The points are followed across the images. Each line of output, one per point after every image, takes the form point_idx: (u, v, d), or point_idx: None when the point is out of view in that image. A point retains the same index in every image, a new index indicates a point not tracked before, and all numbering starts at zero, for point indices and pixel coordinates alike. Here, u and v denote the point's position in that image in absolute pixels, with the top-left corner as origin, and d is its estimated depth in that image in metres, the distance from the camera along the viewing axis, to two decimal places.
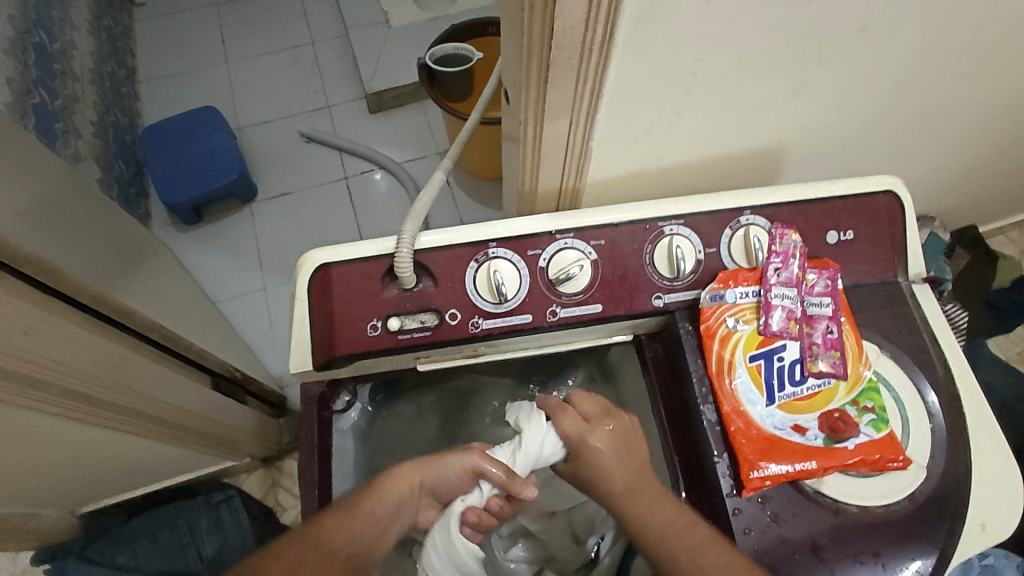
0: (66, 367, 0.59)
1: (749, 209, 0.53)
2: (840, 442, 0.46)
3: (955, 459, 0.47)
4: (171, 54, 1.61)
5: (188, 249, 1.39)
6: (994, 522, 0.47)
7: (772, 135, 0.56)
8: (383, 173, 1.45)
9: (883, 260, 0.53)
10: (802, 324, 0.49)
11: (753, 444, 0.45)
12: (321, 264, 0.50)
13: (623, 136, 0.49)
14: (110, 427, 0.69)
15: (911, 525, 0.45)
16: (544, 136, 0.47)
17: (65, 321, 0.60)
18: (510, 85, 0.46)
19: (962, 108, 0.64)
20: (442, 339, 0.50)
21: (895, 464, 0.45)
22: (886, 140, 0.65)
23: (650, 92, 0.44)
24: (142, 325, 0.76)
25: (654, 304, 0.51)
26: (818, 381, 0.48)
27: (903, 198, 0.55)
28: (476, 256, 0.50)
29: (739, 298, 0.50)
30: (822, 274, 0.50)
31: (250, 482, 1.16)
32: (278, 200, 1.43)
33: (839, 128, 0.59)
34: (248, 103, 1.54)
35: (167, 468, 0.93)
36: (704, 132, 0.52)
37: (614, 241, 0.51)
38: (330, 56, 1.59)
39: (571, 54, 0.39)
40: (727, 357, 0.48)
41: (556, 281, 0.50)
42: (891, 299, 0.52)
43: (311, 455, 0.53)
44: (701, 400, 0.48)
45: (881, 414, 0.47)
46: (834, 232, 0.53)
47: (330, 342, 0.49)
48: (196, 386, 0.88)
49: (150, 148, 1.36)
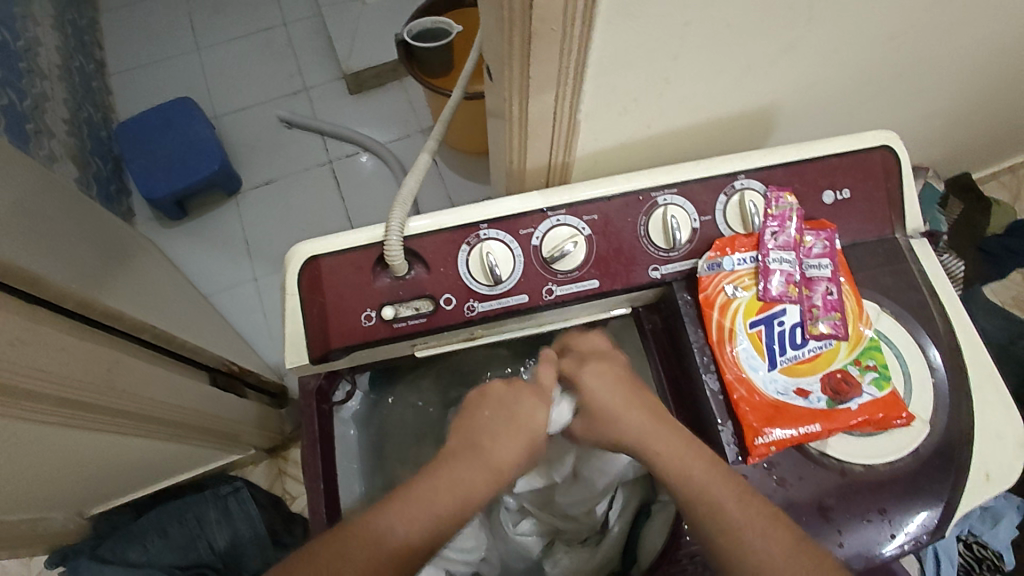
0: (57, 374, 0.58)
1: (743, 172, 0.52)
2: (844, 403, 0.46)
3: (957, 413, 0.47)
4: (140, 44, 1.56)
5: (174, 244, 1.36)
6: (998, 472, 0.47)
7: (764, 95, 0.54)
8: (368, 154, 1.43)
9: (881, 217, 0.52)
10: (801, 288, 0.48)
11: (757, 411, 0.45)
12: (309, 257, 0.49)
13: (611, 107, 0.47)
14: (111, 430, 0.69)
15: (917, 479, 0.46)
16: (529, 112, 0.45)
17: (53, 329, 0.59)
18: (492, 61, 0.44)
19: (954, 55, 0.63)
20: (439, 325, 0.49)
21: (899, 422, 0.45)
22: (878, 92, 0.64)
23: (637, 60, 0.42)
24: (133, 327, 0.74)
25: (650, 276, 0.50)
26: (819, 343, 0.47)
27: (899, 152, 0.54)
28: (467, 239, 0.49)
29: (737, 265, 0.49)
30: (820, 235, 0.50)
31: (256, 473, 1.17)
32: (263, 188, 1.41)
33: (831, 84, 0.58)
34: (224, 91, 1.50)
35: (172, 464, 0.92)
36: (694, 97, 0.50)
37: (607, 214, 0.50)
38: (304, 37, 1.54)
39: (553, 26, 0.37)
40: (727, 326, 0.48)
41: (550, 259, 0.49)
42: (889, 256, 0.51)
43: (314, 450, 0.52)
44: (704, 370, 0.48)
45: (883, 372, 0.47)
46: (831, 191, 0.52)
47: (325, 335, 0.48)
48: (194, 383, 0.87)
49: (127, 143, 1.32)
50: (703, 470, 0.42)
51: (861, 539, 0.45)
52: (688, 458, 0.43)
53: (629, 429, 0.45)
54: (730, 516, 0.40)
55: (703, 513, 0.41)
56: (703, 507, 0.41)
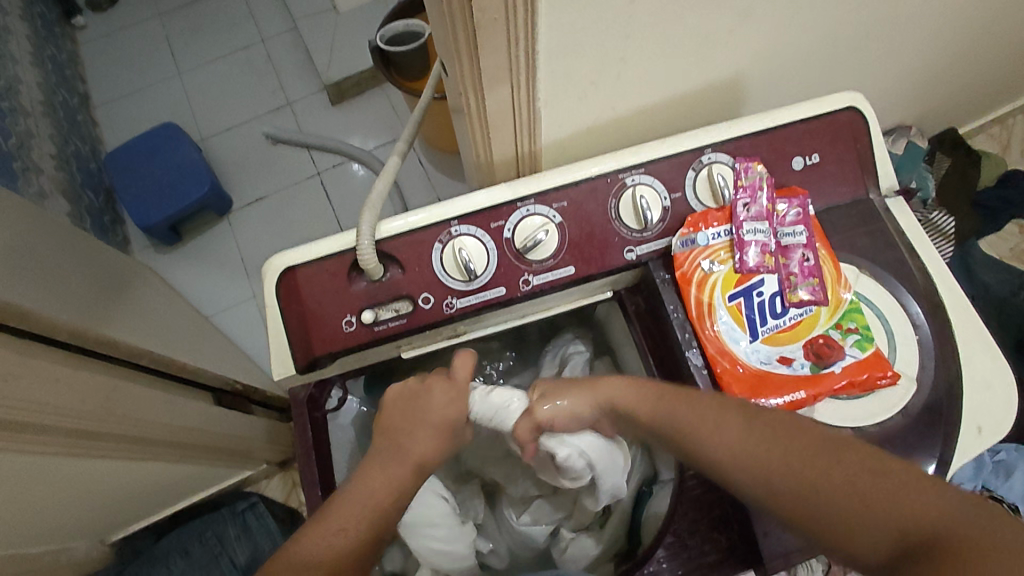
0: (55, 406, 0.59)
1: (710, 146, 0.51)
2: (827, 367, 0.46)
3: (944, 369, 0.47)
4: (122, 73, 1.57)
5: (171, 268, 1.38)
6: (989, 424, 0.47)
7: (728, 66, 0.54)
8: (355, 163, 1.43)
9: (852, 179, 0.52)
10: (778, 257, 0.48)
11: (741, 383, 0.45)
12: (286, 267, 0.49)
13: (571, 92, 0.47)
14: (118, 457, 0.70)
15: (907, 438, 0.45)
16: (487, 104, 0.46)
17: (48, 361, 0.60)
18: (445, 57, 0.44)
19: (921, 9, 0.62)
20: (419, 325, 0.49)
21: (884, 381, 0.45)
22: (848, 54, 0.63)
23: (587, 43, 0.42)
24: (130, 353, 0.75)
25: (626, 258, 0.50)
26: (800, 311, 0.47)
27: (866, 112, 0.53)
28: (439, 237, 0.49)
29: (711, 239, 0.49)
30: (792, 203, 0.49)
31: (271, 486, 1.19)
32: (255, 206, 1.42)
33: (796, 50, 0.57)
34: (208, 113, 1.51)
35: (185, 486, 0.93)
36: (655, 74, 0.50)
37: (577, 200, 0.50)
38: (283, 52, 1.55)
39: (495, 16, 0.37)
40: (706, 301, 0.48)
41: (524, 249, 0.49)
42: (864, 217, 0.51)
43: (309, 459, 0.53)
44: (686, 346, 0.48)
45: (866, 334, 0.47)
46: (800, 157, 0.52)
47: (307, 343, 0.49)
48: (198, 403, 0.88)
49: (116, 173, 1.34)
50: (717, 420, 0.41)
51: None
52: (706, 414, 0.42)
53: (653, 416, 0.44)
54: (749, 453, 0.39)
55: (735, 469, 0.40)
56: (730, 458, 0.40)
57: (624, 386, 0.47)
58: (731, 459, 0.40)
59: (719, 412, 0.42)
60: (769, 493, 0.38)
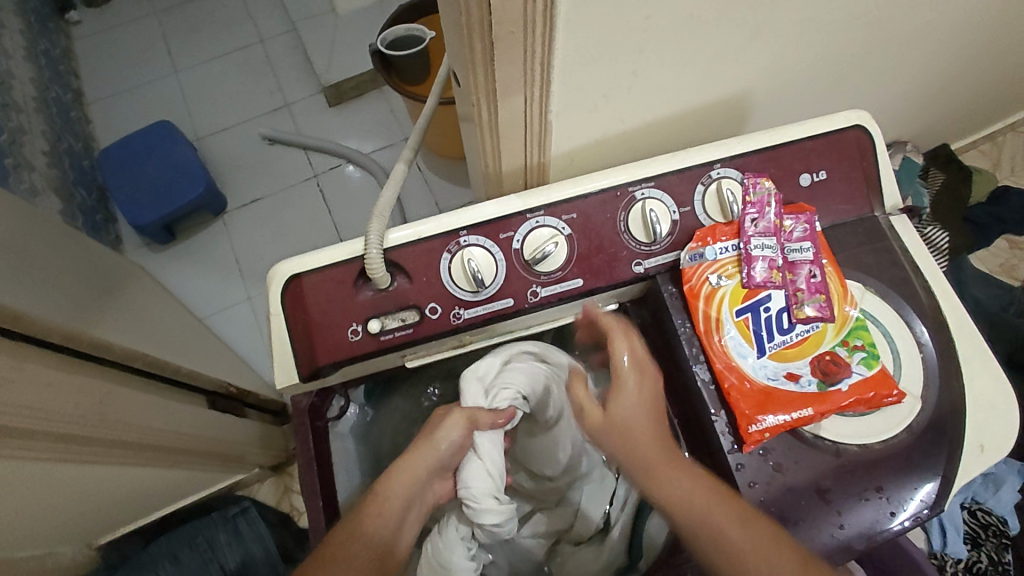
0: (47, 410, 0.58)
1: (719, 161, 0.51)
2: (834, 384, 0.46)
3: (947, 387, 0.48)
4: (117, 70, 1.55)
5: (163, 268, 1.36)
6: (991, 442, 0.47)
7: (735, 82, 0.55)
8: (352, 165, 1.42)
9: (858, 197, 0.52)
10: (785, 273, 0.48)
11: (749, 398, 0.45)
12: (291, 275, 0.49)
13: (582, 105, 0.47)
14: (110, 462, 0.69)
15: (911, 456, 0.46)
16: (499, 115, 0.46)
17: (42, 365, 0.59)
18: (457, 67, 0.44)
19: (924, 29, 0.63)
20: (426, 335, 0.49)
21: (890, 400, 0.46)
22: (852, 71, 0.64)
23: (601, 56, 0.43)
24: (125, 355, 0.74)
25: (634, 271, 0.50)
26: (806, 327, 0.47)
27: (873, 130, 0.53)
28: (448, 247, 0.49)
29: (719, 254, 0.49)
30: (799, 219, 0.50)
31: (263, 491, 1.18)
32: (250, 207, 1.40)
33: (802, 67, 0.58)
34: (203, 112, 1.49)
35: (176, 490, 0.92)
36: (664, 89, 0.51)
37: (586, 213, 0.50)
38: (280, 53, 1.54)
39: (512, 28, 0.37)
40: (714, 316, 0.48)
41: (533, 260, 0.49)
42: (870, 235, 0.51)
43: (310, 467, 0.52)
44: (693, 361, 0.48)
45: (871, 351, 0.47)
46: (807, 174, 0.52)
47: (312, 353, 0.48)
48: (192, 407, 0.87)
49: (109, 171, 1.32)
50: (705, 499, 0.42)
51: (861, 519, 0.45)
52: (693, 486, 0.43)
53: (642, 459, 0.45)
54: (731, 541, 0.40)
55: (705, 541, 0.41)
56: (704, 534, 0.41)
57: (634, 404, 0.48)
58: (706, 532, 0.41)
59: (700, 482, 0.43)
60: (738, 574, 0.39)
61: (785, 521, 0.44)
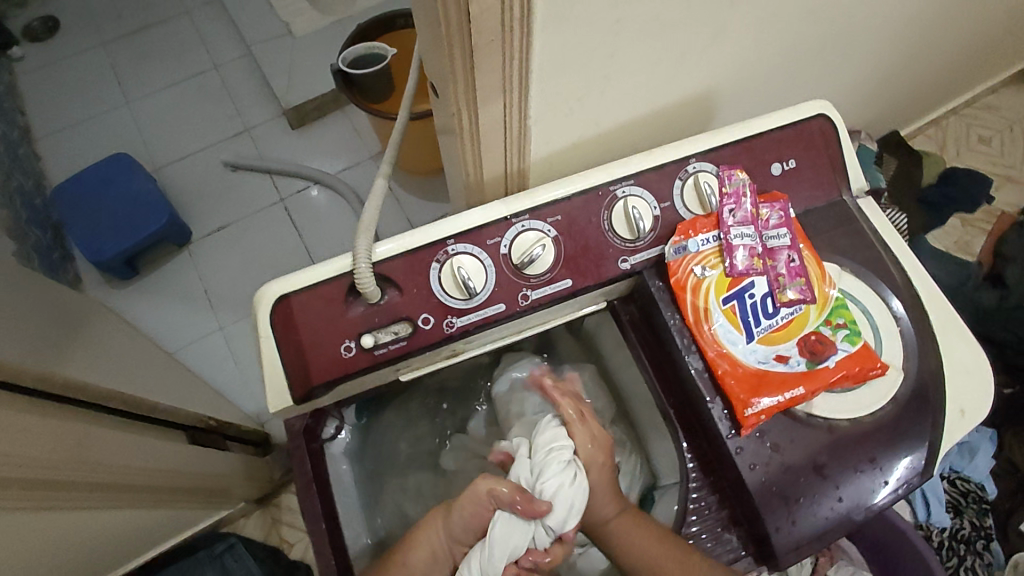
0: (24, 457, 0.55)
1: (695, 156, 0.53)
2: (822, 362, 0.47)
3: (926, 357, 0.50)
4: (65, 104, 1.51)
5: (128, 304, 1.32)
6: (971, 406, 0.49)
7: (702, 81, 0.56)
8: (318, 188, 1.41)
9: (827, 182, 0.54)
10: (765, 259, 0.50)
11: (743, 383, 0.47)
12: (279, 296, 0.48)
13: (559, 109, 0.48)
14: (90, 507, 0.66)
15: (900, 425, 0.48)
16: (480, 124, 0.46)
17: (16, 410, 0.56)
18: (436, 78, 0.45)
19: (870, 22, 0.67)
20: (420, 346, 0.49)
21: (875, 372, 0.47)
22: (808, 66, 0.67)
23: (575, 60, 0.44)
24: (100, 395, 0.71)
25: (621, 268, 0.51)
26: (790, 310, 0.49)
27: (834, 118, 0.56)
28: (436, 256, 0.49)
29: (701, 245, 0.50)
30: (774, 207, 0.51)
31: (250, 526, 1.15)
32: (216, 235, 1.37)
33: (762, 64, 0.60)
34: (160, 142, 1.46)
35: (160, 532, 0.89)
36: (636, 91, 0.52)
37: (570, 213, 0.50)
38: (237, 77, 1.52)
39: (491, 36, 0.38)
40: (702, 306, 0.49)
41: (521, 264, 0.49)
42: (841, 217, 0.54)
43: (309, 491, 0.51)
44: (685, 351, 0.49)
45: (854, 328, 0.49)
46: (777, 163, 0.54)
47: (305, 373, 0.47)
48: (173, 444, 0.84)
49: (65, 208, 1.28)
50: (649, 543, 0.47)
51: (859, 491, 0.46)
52: (639, 532, 0.48)
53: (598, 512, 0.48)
54: None
55: None
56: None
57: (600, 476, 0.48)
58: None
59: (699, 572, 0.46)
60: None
61: (788, 500, 0.46)
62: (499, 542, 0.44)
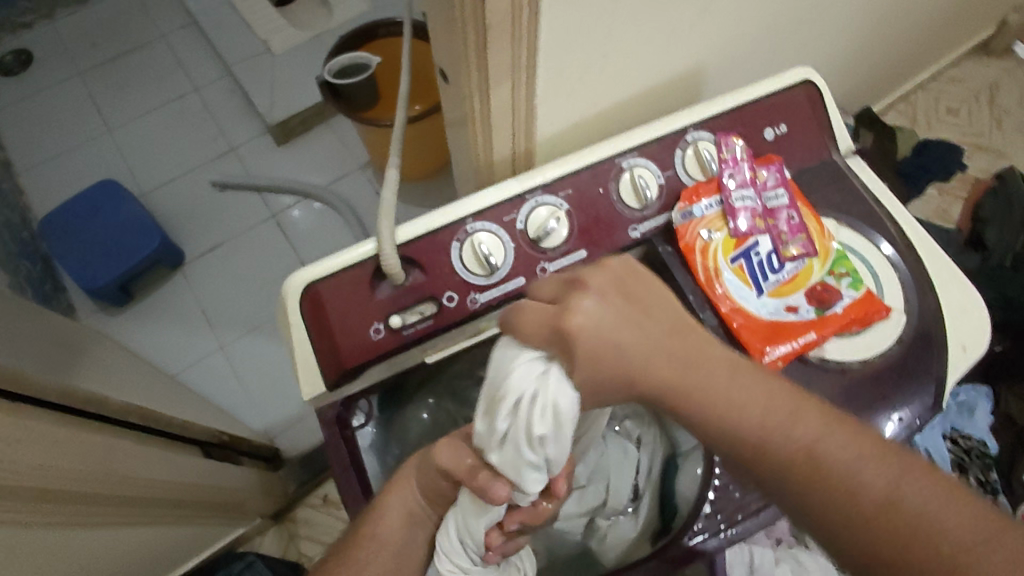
0: (54, 469, 0.56)
1: (693, 125, 0.55)
2: (829, 309, 0.50)
3: (925, 300, 0.53)
4: (45, 137, 1.50)
5: (124, 331, 1.31)
6: (971, 342, 0.52)
7: (692, 56, 0.59)
8: (303, 206, 1.42)
9: (817, 143, 0.57)
10: (767, 219, 0.52)
11: (757, 334, 0.49)
12: (307, 285, 0.49)
13: (563, 88, 0.50)
14: (116, 522, 0.66)
15: (907, 364, 0.50)
16: (491, 106, 0.48)
17: (44, 424, 0.57)
18: (448, 64, 0.47)
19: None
20: (446, 324, 0.50)
21: (879, 316, 0.50)
22: (787, 41, 0.70)
23: (579, 38, 0.46)
24: (118, 411, 0.72)
25: (632, 236, 0.53)
26: (795, 264, 0.51)
27: (819, 82, 0.59)
28: (455, 236, 0.51)
29: (706, 210, 0.53)
30: (771, 169, 0.54)
31: (267, 543, 1.14)
32: (210, 255, 1.37)
33: (746, 39, 0.63)
34: (145, 167, 1.45)
35: (183, 551, 0.88)
36: (632, 69, 0.54)
37: (580, 187, 0.53)
38: (219, 98, 1.53)
39: (503, 16, 0.40)
40: (712, 266, 0.51)
41: (537, 239, 0.51)
42: (833, 175, 0.57)
43: (348, 476, 0.54)
44: (699, 310, 0.51)
45: (856, 276, 0.52)
46: (770, 128, 0.57)
47: (338, 358, 0.49)
48: (191, 457, 0.85)
49: (55, 239, 1.27)
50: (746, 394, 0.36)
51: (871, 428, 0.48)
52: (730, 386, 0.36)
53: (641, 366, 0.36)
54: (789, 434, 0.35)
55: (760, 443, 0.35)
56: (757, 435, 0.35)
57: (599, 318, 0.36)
58: (876, 519, 0.33)
59: (871, 450, 0.34)
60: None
61: None
62: (468, 515, 0.41)
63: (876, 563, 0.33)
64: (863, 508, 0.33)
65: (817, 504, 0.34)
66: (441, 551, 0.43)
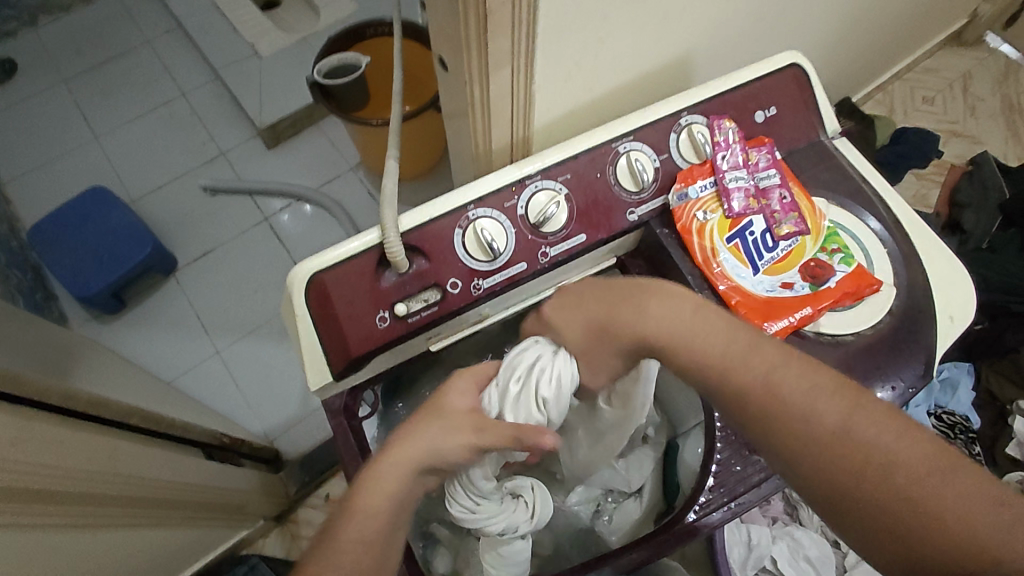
0: (60, 469, 0.56)
1: (686, 110, 0.57)
2: (823, 284, 0.52)
3: (913, 273, 0.54)
4: (31, 145, 1.48)
5: (118, 338, 1.30)
6: (959, 312, 0.53)
7: (682, 44, 0.60)
8: (291, 211, 1.41)
9: (805, 125, 0.59)
10: (760, 199, 0.54)
11: (754, 310, 0.50)
12: (312, 274, 0.49)
13: (559, 73, 0.51)
14: (122, 523, 0.66)
15: (898, 335, 0.52)
16: (490, 92, 0.49)
17: (47, 425, 0.57)
18: (448, 51, 0.48)
19: None
20: (450, 310, 0.51)
21: (871, 290, 0.52)
22: (772, 29, 0.72)
23: (575, 23, 0.47)
24: (119, 413, 0.71)
25: (629, 219, 0.55)
26: (788, 242, 0.53)
27: (806, 66, 0.60)
28: (458, 223, 0.52)
29: (701, 192, 0.54)
30: (762, 150, 0.56)
31: (270, 545, 1.14)
32: (202, 260, 1.37)
33: (733, 26, 0.65)
34: (134, 174, 1.45)
35: (187, 554, 0.88)
36: (625, 56, 0.56)
37: (579, 172, 0.54)
38: (206, 103, 1.52)
39: (503, 1, 0.41)
40: (708, 246, 0.53)
41: (538, 223, 0.52)
42: (821, 156, 0.58)
43: (357, 466, 0.53)
44: (697, 288, 0.52)
45: (847, 252, 0.54)
46: (760, 111, 0.58)
47: (345, 347, 0.50)
48: (192, 458, 0.84)
49: (45, 248, 1.26)
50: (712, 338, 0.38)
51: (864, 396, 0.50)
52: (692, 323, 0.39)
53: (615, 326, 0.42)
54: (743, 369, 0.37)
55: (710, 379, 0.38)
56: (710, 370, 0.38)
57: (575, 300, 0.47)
58: (824, 444, 0.34)
59: (820, 385, 0.35)
60: (938, 522, 0.31)
61: None
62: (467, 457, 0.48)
63: (829, 496, 0.34)
64: (813, 436, 0.34)
65: (763, 436, 0.36)
66: (448, 501, 0.49)
